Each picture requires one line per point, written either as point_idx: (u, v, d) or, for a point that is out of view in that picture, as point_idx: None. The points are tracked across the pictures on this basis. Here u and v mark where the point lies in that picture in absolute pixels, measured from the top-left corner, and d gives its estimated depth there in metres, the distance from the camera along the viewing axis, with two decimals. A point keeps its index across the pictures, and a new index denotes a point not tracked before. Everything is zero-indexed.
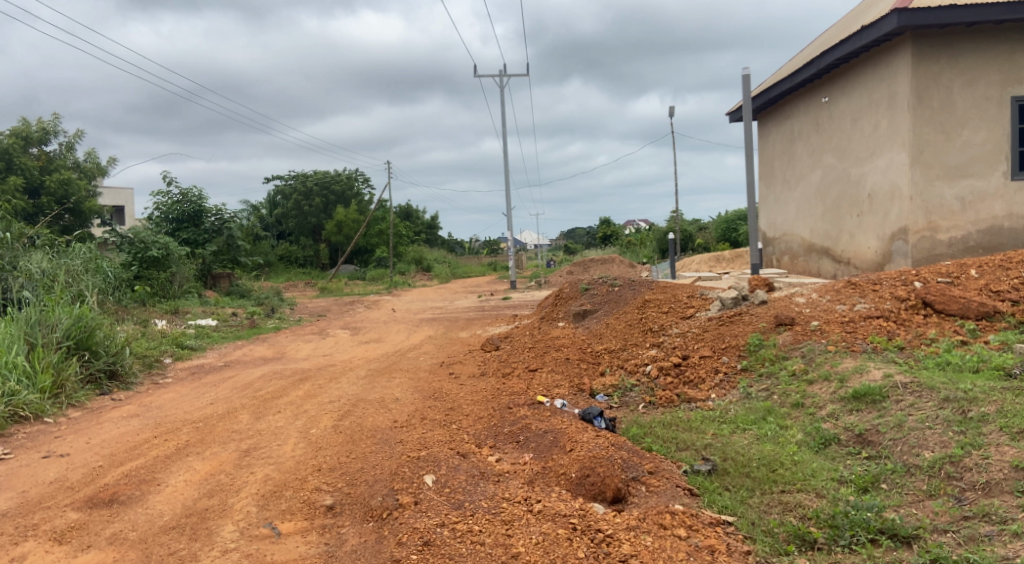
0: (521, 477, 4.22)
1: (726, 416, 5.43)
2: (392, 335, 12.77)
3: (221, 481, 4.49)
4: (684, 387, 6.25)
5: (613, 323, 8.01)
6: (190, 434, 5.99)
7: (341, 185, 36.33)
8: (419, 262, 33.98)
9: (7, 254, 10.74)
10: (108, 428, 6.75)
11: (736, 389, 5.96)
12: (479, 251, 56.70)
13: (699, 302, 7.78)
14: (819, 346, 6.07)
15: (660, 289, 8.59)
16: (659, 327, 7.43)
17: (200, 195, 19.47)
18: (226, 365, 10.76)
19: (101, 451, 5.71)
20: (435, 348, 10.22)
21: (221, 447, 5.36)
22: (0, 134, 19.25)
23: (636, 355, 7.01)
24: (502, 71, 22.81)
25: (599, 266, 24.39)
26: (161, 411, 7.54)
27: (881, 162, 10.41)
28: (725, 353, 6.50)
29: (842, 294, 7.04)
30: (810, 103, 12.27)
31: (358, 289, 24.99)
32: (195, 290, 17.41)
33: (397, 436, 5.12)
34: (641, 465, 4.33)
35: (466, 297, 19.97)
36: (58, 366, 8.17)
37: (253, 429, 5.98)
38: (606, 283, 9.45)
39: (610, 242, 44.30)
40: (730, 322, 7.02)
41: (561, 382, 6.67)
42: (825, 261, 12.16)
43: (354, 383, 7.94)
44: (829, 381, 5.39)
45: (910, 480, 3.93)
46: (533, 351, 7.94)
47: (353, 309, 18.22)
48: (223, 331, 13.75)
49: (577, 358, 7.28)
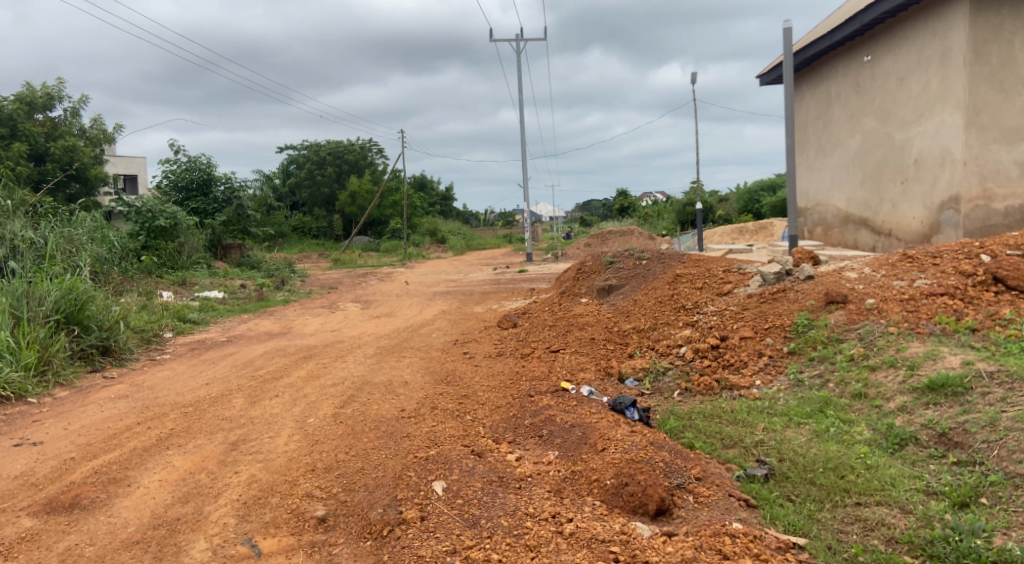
0: (546, 485, 3.60)
1: (775, 406, 4.78)
2: (404, 310, 12.19)
3: (199, 483, 3.91)
4: (724, 371, 5.60)
5: (642, 300, 7.34)
6: (176, 421, 5.41)
7: (354, 154, 35.62)
8: (434, 234, 33.37)
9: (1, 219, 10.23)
10: (93, 411, 6.20)
11: (784, 375, 5.31)
12: (494, 223, 55.85)
13: (737, 277, 7.08)
14: (879, 327, 5.39)
15: (692, 262, 7.88)
16: (693, 304, 6.76)
17: (209, 163, 18.88)
18: (230, 341, 10.21)
19: (77, 440, 5.15)
20: (449, 323, 9.64)
21: (207, 438, 4.79)
22: (5, 99, 18.70)
23: (669, 335, 6.35)
24: (519, 36, 21.93)
25: (617, 239, 23.68)
26: (154, 392, 7.00)
27: (930, 125, 9.60)
28: (769, 334, 5.85)
29: (899, 268, 6.32)
30: (850, 63, 11.43)
31: (372, 262, 24.38)
32: (204, 261, 16.90)
33: (404, 429, 4.51)
34: (686, 470, 3.71)
35: (482, 269, 19.31)
36: (45, 342, 7.63)
37: (245, 416, 5.38)
38: (632, 256, 8.74)
39: (627, 214, 43.45)
40: (773, 300, 6.33)
41: (586, 365, 6.05)
42: (863, 232, 11.39)
43: (361, 363, 7.35)
44: (896, 367, 4.72)
45: (1018, 495, 3.32)
46: (554, 329, 7.31)
47: (366, 281, 17.60)
48: (229, 304, 13.23)
49: (603, 338, 6.64)
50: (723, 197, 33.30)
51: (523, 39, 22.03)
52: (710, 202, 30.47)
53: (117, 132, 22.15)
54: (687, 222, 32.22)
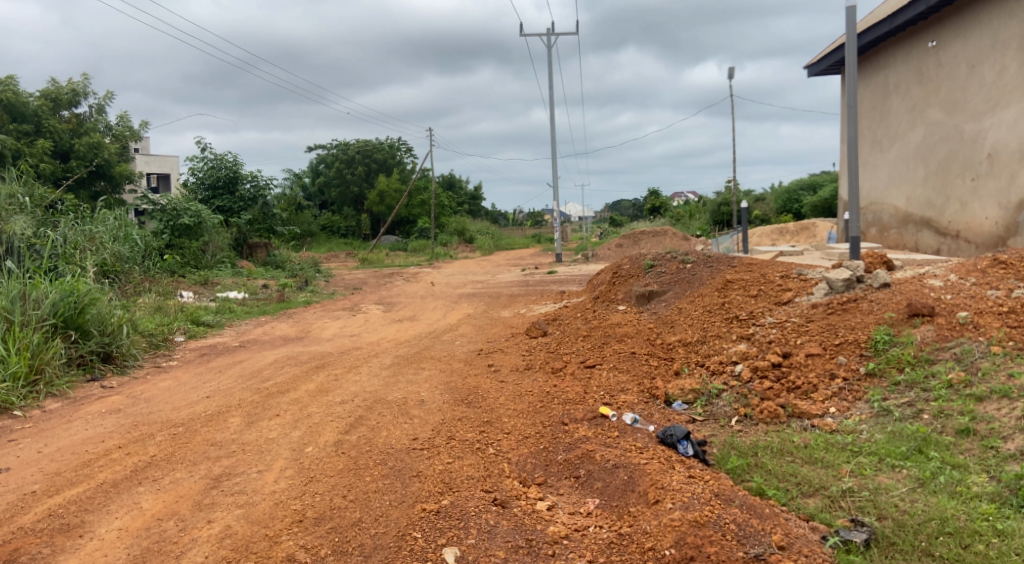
0: (587, 552, 3.00)
1: (860, 443, 4.01)
2: (427, 313, 11.50)
3: (163, 535, 3.26)
4: (790, 396, 4.79)
5: (687, 308, 6.49)
6: (160, 446, 4.75)
7: (383, 153, 35.06)
8: (462, 233, 32.68)
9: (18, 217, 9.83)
10: (76, 430, 5.57)
11: (865, 402, 4.51)
12: (524, 223, 55.08)
13: (797, 284, 6.22)
14: (978, 347, 4.58)
15: (744, 266, 7.03)
16: (748, 315, 5.93)
17: (236, 160, 18.35)
18: (243, 346, 9.58)
19: (45, 468, 4.51)
20: (474, 330, 8.91)
21: (187, 471, 4.10)
22: (30, 95, 18.42)
23: (720, 350, 5.54)
24: (550, 30, 21.12)
25: (650, 239, 22.83)
26: (149, 406, 6.36)
27: (1006, 115, 8.66)
28: (842, 352, 5.04)
29: (992, 276, 5.44)
30: (913, 49, 10.54)
31: (399, 261, 23.78)
32: (229, 260, 16.37)
33: (414, 466, 3.80)
34: (765, 535, 2.99)
35: (510, 270, 18.61)
36: (38, 348, 7.05)
37: (238, 442, 4.71)
38: (675, 259, 7.89)
39: (658, 214, 42.51)
40: (843, 311, 5.49)
41: (627, 386, 5.25)
42: (925, 234, 10.44)
43: (375, 377, 6.63)
44: (1010, 400, 3.97)
45: None
46: (588, 342, 6.53)
47: (390, 282, 16.98)
48: (248, 305, 12.62)
49: (645, 352, 5.85)
50: (759, 196, 32.36)
51: (554, 34, 21.28)
52: (746, 202, 29.57)
53: (144, 130, 21.82)
54: (723, 223, 31.25)
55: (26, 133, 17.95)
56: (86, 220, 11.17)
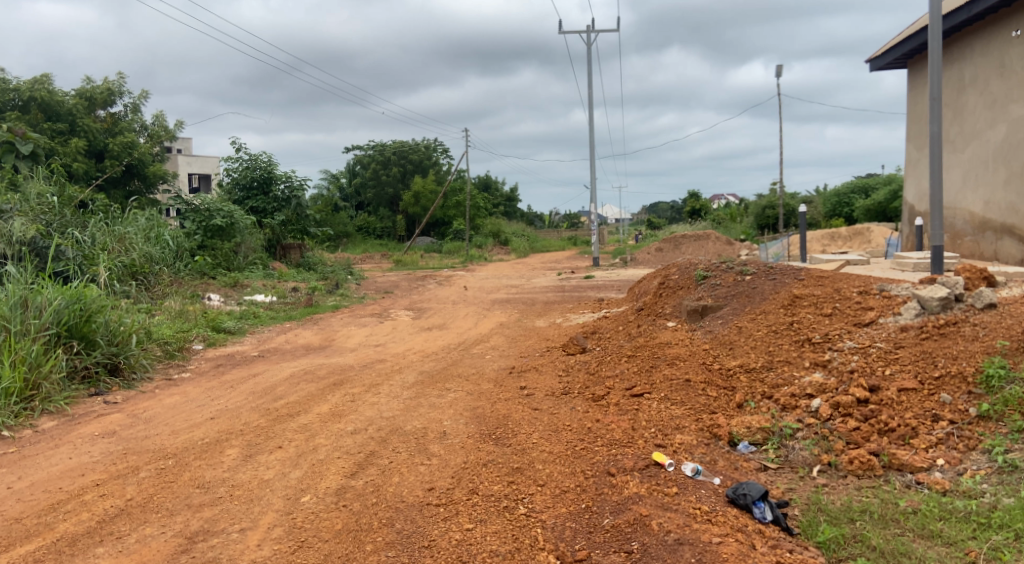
0: None
1: (987, 509, 3.21)
2: (458, 321, 10.82)
3: None
4: (884, 441, 3.97)
5: (749, 327, 5.65)
6: (140, 486, 4.11)
7: (418, 155, 34.47)
8: (497, 236, 32.05)
9: (43, 216, 9.40)
10: (58, 459, 4.96)
11: (981, 455, 3.72)
12: (561, 225, 54.15)
13: (879, 301, 5.36)
14: None
15: (813, 280, 6.17)
16: (822, 337, 5.09)
17: (270, 161, 17.83)
18: (262, 356, 8.96)
19: (6, 512, 3.90)
20: (507, 342, 8.17)
21: (160, 526, 3.43)
22: (66, 94, 18.19)
23: (791, 380, 4.72)
24: (591, 27, 20.32)
25: (692, 243, 21.83)
26: (147, 429, 5.73)
27: None
28: (945, 387, 4.20)
29: None
30: (993, 39, 9.59)
31: (433, 263, 23.20)
32: (261, 262, 15.84)
33: (427, 532, 3.16)
34: None
35: (545, 274, 17.88)
36: (36, 361, 6.48)
37: (228, 483, 4.04)
38: (732, 269, 6.98)
39: (700, 217, 41.32)
40: (941, 336, 4.63)
41: (683, 422, 4.45)
42: (1005, 241, 9.42)
43: (395, 399, 5.93)
44: None
45: None
46: (634, 364, 5.74)
47: (423, 285, 16.35)
48: (274, 310, 12.04)
49: (701, 379, 5.01)
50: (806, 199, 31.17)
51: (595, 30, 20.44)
52: (794, 206, 28.38)
53: (179, 130, 21.55)
54: (769, 226, 30.05)
55: (59, 132, 17.71)
56: (116, 220, 10.76)
